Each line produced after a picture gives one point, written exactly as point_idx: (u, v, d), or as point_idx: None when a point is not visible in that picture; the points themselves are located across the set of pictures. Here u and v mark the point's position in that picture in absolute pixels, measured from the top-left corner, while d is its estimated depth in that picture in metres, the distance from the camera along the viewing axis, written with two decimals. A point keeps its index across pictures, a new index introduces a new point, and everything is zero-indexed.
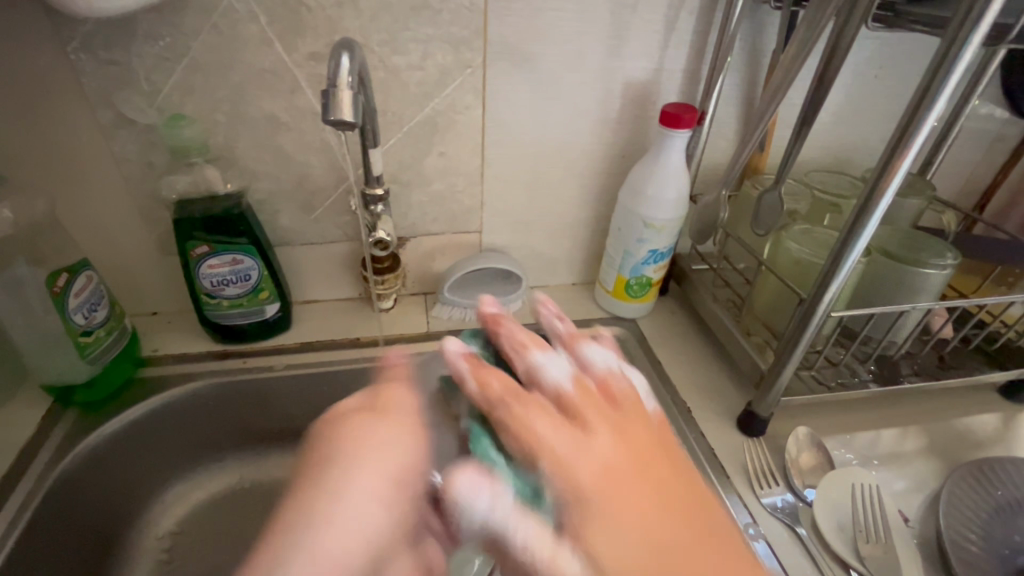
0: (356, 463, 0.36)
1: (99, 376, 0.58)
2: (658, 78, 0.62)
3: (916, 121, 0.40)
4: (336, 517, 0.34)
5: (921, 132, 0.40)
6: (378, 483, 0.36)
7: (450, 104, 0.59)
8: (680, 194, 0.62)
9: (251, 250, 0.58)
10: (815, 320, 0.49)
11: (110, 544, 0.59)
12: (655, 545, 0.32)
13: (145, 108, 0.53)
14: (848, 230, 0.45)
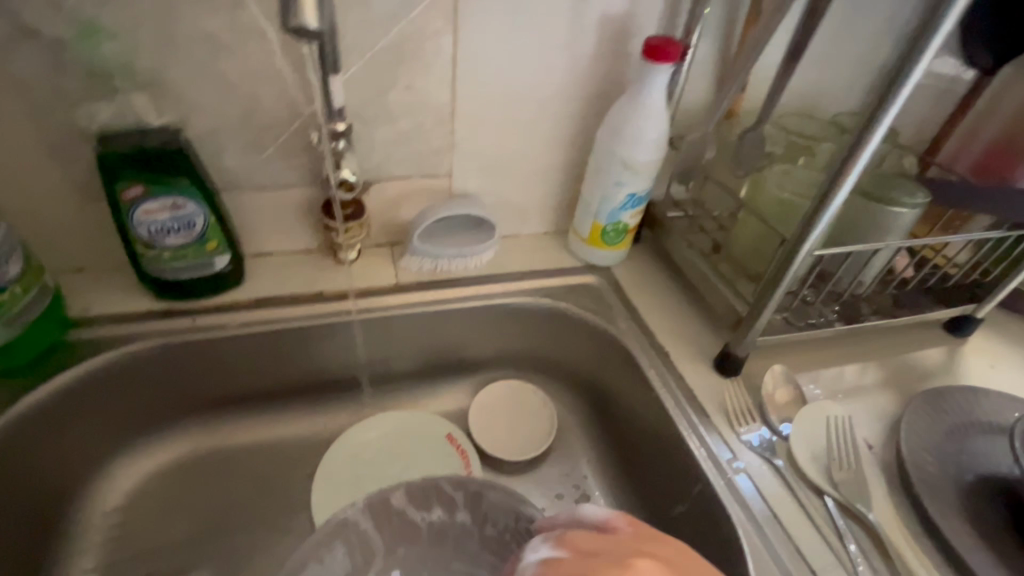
0: None
1: (20, 338, 0.51)
2: (639, 9, 0.58)
3: (917, 51, 0.38)
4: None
5: (921, 62, 0.38)
6: None
7: (416, 29, 0.53)
8: (661, 134, 0.59)
9: (194, 194, 0.51)
10: (797, 261, 0.49)
11: (48, 524, 0.53)
12: None
13: (50, 18, 0.44)
14: (838, 167, 0.44)
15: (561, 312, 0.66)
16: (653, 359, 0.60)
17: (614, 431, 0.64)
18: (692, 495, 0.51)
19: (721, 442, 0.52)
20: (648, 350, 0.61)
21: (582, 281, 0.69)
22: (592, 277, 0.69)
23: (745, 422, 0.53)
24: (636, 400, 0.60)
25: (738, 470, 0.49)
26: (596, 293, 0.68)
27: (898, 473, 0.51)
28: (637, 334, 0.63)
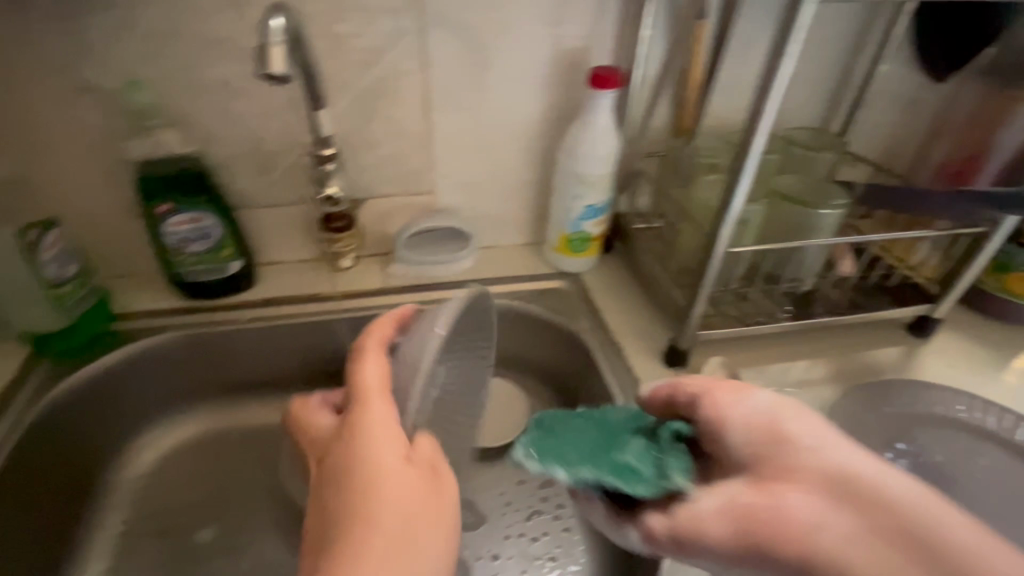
0: None
1: (74, 327, 0.60)
2: (590, 44, 0.67)
3: (772, 72, 0.43)
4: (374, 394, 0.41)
5: (777, 84, 0.43)
6: None
7: (393, 69, 0.63)
8: (610, 151, 0.67)
9: (210, 208, 0.62)
10: (716, 256, 0.54)
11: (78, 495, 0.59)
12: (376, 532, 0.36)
13: (105, 74, 0.55)
14: (730, 175, 0.49)
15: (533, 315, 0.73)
16: (609, 355, 0.65)
17: None
18: None
19: None
20: (605, 346, 0.67)
21: (552, 285, 0.76)
22: (560, 283, 0.77)
23: None
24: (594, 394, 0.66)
25: None
26: (564, 297, 0.76)
27: None
28: (599, 332, 0.69)
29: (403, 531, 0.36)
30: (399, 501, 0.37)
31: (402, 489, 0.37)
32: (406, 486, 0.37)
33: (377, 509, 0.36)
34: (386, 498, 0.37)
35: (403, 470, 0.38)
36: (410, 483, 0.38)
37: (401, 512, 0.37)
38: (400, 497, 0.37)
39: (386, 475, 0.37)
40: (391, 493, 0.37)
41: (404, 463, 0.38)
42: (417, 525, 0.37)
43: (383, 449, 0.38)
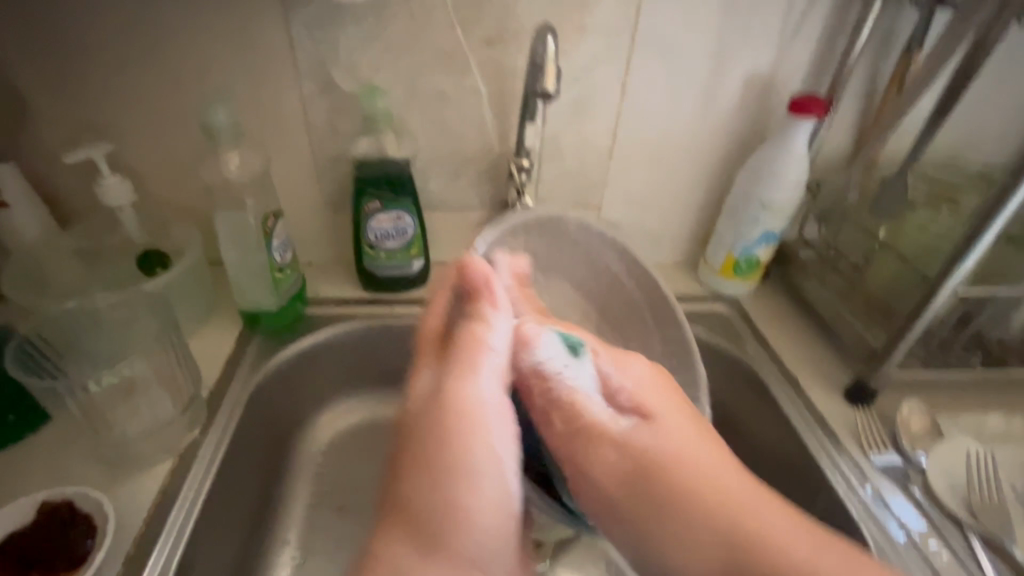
0: (475, 555, 0.35)
1: (282, 308, 0.65)
2: (787, 70, 0.67)
3: None
4: (478, 420, 0.38)
5: None
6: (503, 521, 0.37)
7: (593, 87, 0.65)
8: (801, 177, 0.66)
9: (412, 209, 0.65)
10: (939, 296, 0.52)
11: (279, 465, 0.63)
12: (464, 488, 0.36)
13: (345, 80, 0.61)
14: (984, 212, 0.48)
15: (696, 336, 0.72)
16: (782, 383, 0.64)
17: (738, 449, 0.68)
18: (821, 510, 0.55)
19: (854, 463, 0.55)
20: (778, 375, 0.65)
21: (711, 307, 0.76)
22: (720, 306, 0.76)
23: (876, 446, 0.56)
24: (764, 422, 0.65)
25: (866, 486, 0.53)
26: (725, 322, 0.74)
27: None
28: (768, 359, 0.68)
29: (438, 453, 0.37)
30: (463, 447, 0.37)
31: (454, 430, 0.38)
32: (435, 414, 0.39)
33: (465, 455, 0.37)
34: (468, 448, 0.37)
35: (439, 404, 0.39)
36: (453, 426, 0.38)
37: (436, 457, 0.37)
38: (428, 436, 0.38)
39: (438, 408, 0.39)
40: (422, 427, 0.39)
41: (445, 404, 0.39)
42: (429, 451, 0.37)
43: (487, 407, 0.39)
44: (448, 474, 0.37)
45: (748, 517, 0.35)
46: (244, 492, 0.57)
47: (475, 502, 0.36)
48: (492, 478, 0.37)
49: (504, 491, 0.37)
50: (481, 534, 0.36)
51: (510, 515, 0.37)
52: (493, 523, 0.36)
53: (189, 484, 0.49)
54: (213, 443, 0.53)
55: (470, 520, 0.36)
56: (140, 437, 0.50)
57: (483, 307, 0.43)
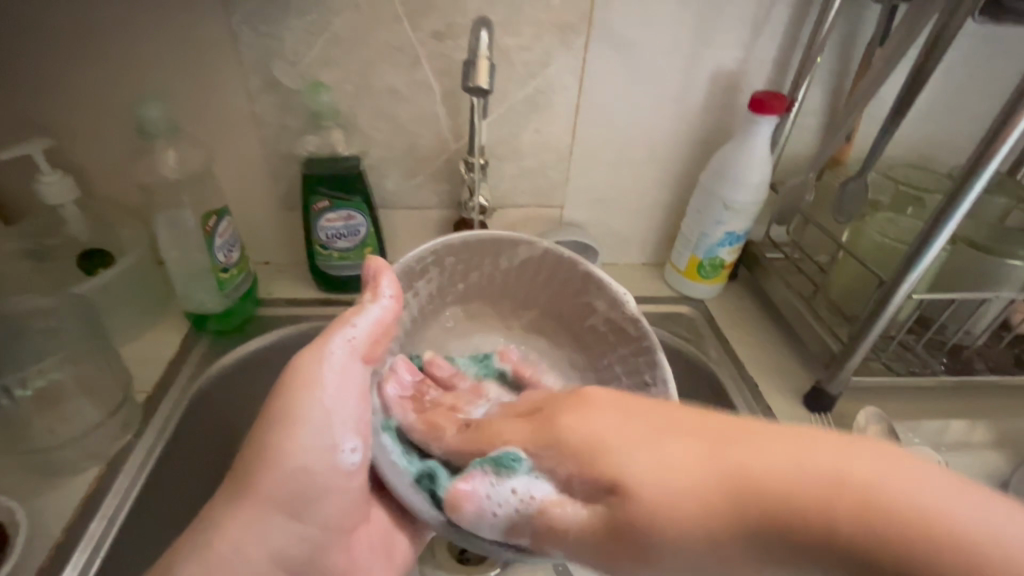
0: (276, 513, 0.42)
1: (229, 310, 0.63)
2: (750, 67, 0.65)
3: None
4: (310, 392, 0.42)
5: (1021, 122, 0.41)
6: (317, 477, 0.42)
7: (550, 83, 0.63)
8: (763, 177, 0.64)
9: (363, 208, 0.63)
10: (893, 303, 0.50)
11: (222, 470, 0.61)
12: (283, 441, 0.42)
13: (290, 76, 0.59)
14: (935, 216, 0.46)
15: (658, 339, 0.70)
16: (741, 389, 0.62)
17: None
18: None
19: None
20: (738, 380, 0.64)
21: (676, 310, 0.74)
22: (686, 308, 0.74)
23: None
24: None
25: None
26: (690, 324, 0.72)
27: None
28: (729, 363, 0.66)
29: (275, 415, 0.42)
30: (300, 402, 0.42)
31: (302, 387, 0.42)
32: (300, 380, 0.43)
33: (302, 407, 0.42)
34: (303, 402, 0.42)
35: (301, 369, 0.43)
36: (299, 383, 0.42)
37: (275, 414, 0.42)
38: (275, 401, 0.43)
39: (304, 373, 0.43)
40: (289, 392, 0.42)
41: (304, 375, 0.43)
42: (274, 408, 0.43)
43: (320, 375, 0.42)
44: (289, 425, 0.42)
45: (743, 455, 0.28)
46: (181, 502, 0.55)
47: (295, 455, 0.42)
48: (308, 445, 0.42)
49: (324, 444, 0.42)
50: (293, 481, 0.42)
51: (325, 464, 0.42)
52: (314, 471, 0.42)
53: (115, 492, 0.48)
54: (144, 450, 0.51)
55: (285, 466, 0.41)
56: (64, 443, 0.48)
57: (365, 296, 0.45)
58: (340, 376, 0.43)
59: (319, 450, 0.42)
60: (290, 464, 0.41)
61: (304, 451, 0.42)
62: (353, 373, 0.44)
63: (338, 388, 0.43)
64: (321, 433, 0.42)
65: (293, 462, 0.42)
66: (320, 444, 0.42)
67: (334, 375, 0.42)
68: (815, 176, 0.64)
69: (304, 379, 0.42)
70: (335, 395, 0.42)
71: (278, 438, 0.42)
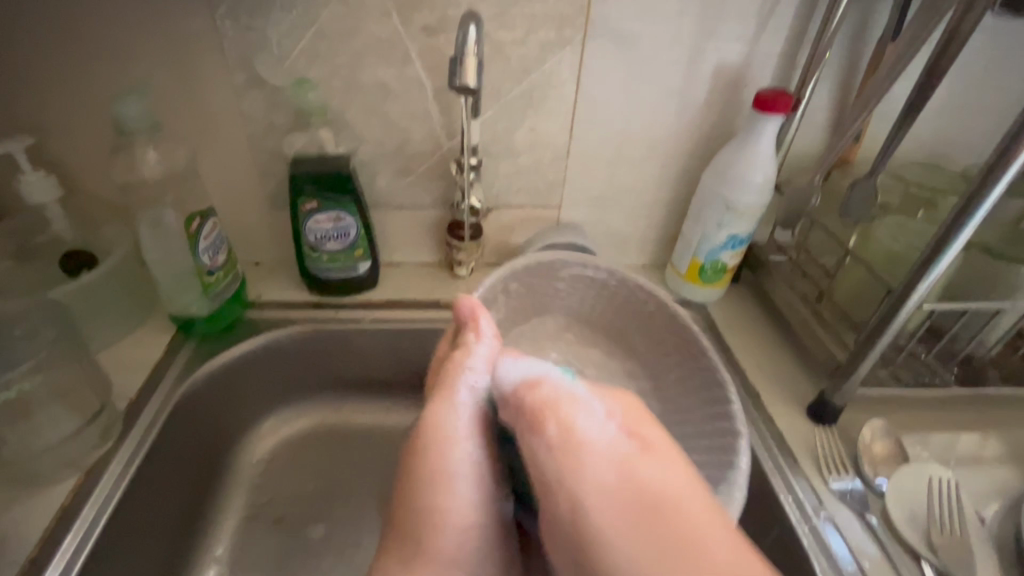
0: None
1: (215, 312, 0.61)
2: (755, 62, 0.62)
3: None
4: (453, 440, 0.38)
5: None
6: (480, 532, 0.36)
7: (547, 79, 0.61)
8: (768, 177, 0.62)
9: (353, 209, 0.61)
10: (904, 312, 0.48)
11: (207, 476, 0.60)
12: (427, 489, 0.37)
13: (276, 72, 0.57)
14: (950, 221, 0.44)
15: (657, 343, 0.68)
16: (742, 397, 0.60)
17: None
18: (773, 538, 0.51)
19: (809, 489, 0.51)
20: (739, 387, 0.61)
21: None
22: (686, 312, 0.72)
23: (835, 470, 0.52)
24: None
25: (822, 515, 0.49)
26: None
27: (1013, 552, 0.47)
28: (730, 370, 0.64)
29: (435, 472, 0.37)
30: (437, 450, 0.38)
31: (449, 434, 0.38)
32: (458, 424, 0.39)
33: (439, 452, 0.38)
34: (433, 447, 0.38)
35: (433, 415, 0.39)
36: (445, 435, 0.38)
37: (439, 465, 0.37)
38: (431, 446, 0.38)
39: (433, 419, 0.39)
40: (435, 437, 0.38)
41: (444, 424, 0.39)
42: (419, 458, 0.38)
43: (454, 420, 0.39)
44: (434, 479, 0.37)
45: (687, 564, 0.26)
46: (163, 511, 0.53)
47: (451, 503, 0.36)
48: (469, 492, 0.37)
49: (475, 496, 0.37)
50: (458, 537, 0.36)
51: (492, 520, 0.37)
52: (467, 524, 0.36)
53: (92, 503, 0.47)
54: (124, 458, 0.50)
55: (447, 518, 0.36)
56: (40, 451, 0.48)
57: (467, 337, 0.43)
58: (488, 418, 0.39)
59: (478, 499, 0.37)
60: (458, 517, 0.36)
61: (461, 501, 0.37)
62: (474, 415, 0.39)
63: (465, 422, 0.39)
64: (467, 475, 0.37)
65: (449, 515, 0.36)
66: (470, 491, 0.37)
67: (480, 412, 0.39)
68: (821, 178, 0.62)
69: (436, 424, 0.39)
70: (459, 431, 0.39)
71: (421, 488, 0.37)
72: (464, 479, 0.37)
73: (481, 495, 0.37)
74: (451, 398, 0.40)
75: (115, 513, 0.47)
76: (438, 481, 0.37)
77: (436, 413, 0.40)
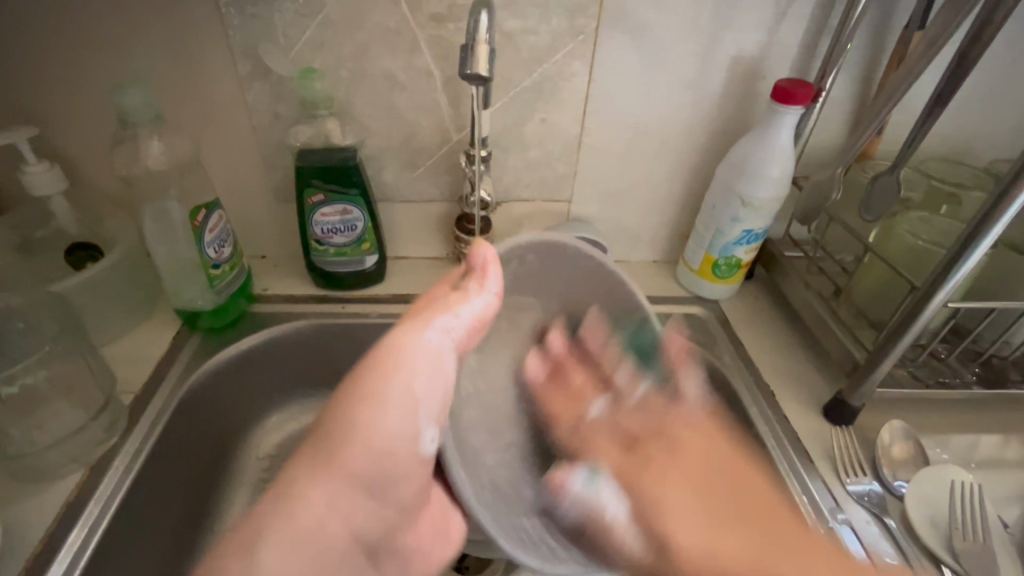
0: (343, 498, 0.36)
1: (221, 306, 0.61)
2: (773, 52, 0.60)
3: None
4: (402, 370, 0.38)
5: None
6: (391, 459, 0.37)
7: (558, 70, 0.59)
8: (785, 171, 0.60)
9: (360, 202, 0.60)
10: (927, 312, 0.46)
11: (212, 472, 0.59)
12: (372, 415, 0.37)
13: (282, 62, 0.56)
14: (979, 219, 0.42)
15: None
16: (756, 397, 0.59)
17: None
18: None
19: (825, 491, 0.50)
20: (752, 386, 0.60)
21: (687, 310, 0.70)
22: (698, 309, 0.70)
23: (853, 472, 0.51)
24: None
25: (839, 519, 0.48)
26: (702, 326, 0.69)
27: None
28: (743, 368, 0.62)
29: (361, 391, 0.37)
30: (388, 379, 0.37)
31: (389, 365, 0.38)
32: (404, 361, 0.38)
33: (387, 380, 0.37)
34: (389, 377, 0.37)
35: (395, 344, 0.39)
36: (383, 362, 0.38)
37: (370, 387, 0.37)
38: (375, 371, 0.38)
39: (401, 349, 0.38)
40: (380, 366, 0.38)
41: (416, 359, 0.38)
42: (374, 387, 0.37)
43: (416, 359, 0.38)
44: (367, 401, 0.37)
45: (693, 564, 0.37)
46: (169, 507, 0.53)
47: (379, 428, 0.37)
48: (397, 421, 0.37)
49: (409, 424, 0.37)
50: (367, 458, 0.36)
51: (404, 453, 0.37)
52: (388, 450, 0.37)
53: (97, 499, 0.46)
54: (129, 453, 0.50)
55: (366, 441, 0.36)
56: (43, 448, 0.47)
57: (468, 282, 0.42)
58: (421, 352, 0.38)
59: (397, 429, 0.37)
60: (375, 444, 0.36)
61: (388, 429, 0.37)
62: (439, 351, 0.39)
63: (423, 359, 0.38)
64: (401, 405, 0.37)
65: (372, 440, 0.36)
66: (399, 420, 0.37)
67: (428, 349, 0.39)
68: (842, 170, 0.59)
69: (393, 353, 0.38)
70: (416, 366, 0.38)
71: (350, 412, 0.37)
72: (359, 399, 0.37)
73: (415, 430, 0.37)
74: (416, 334, 0.39)
75: (121, 509, 0.47)
76: (394, 408, 0.37)
77: (400, 342, 0.39)
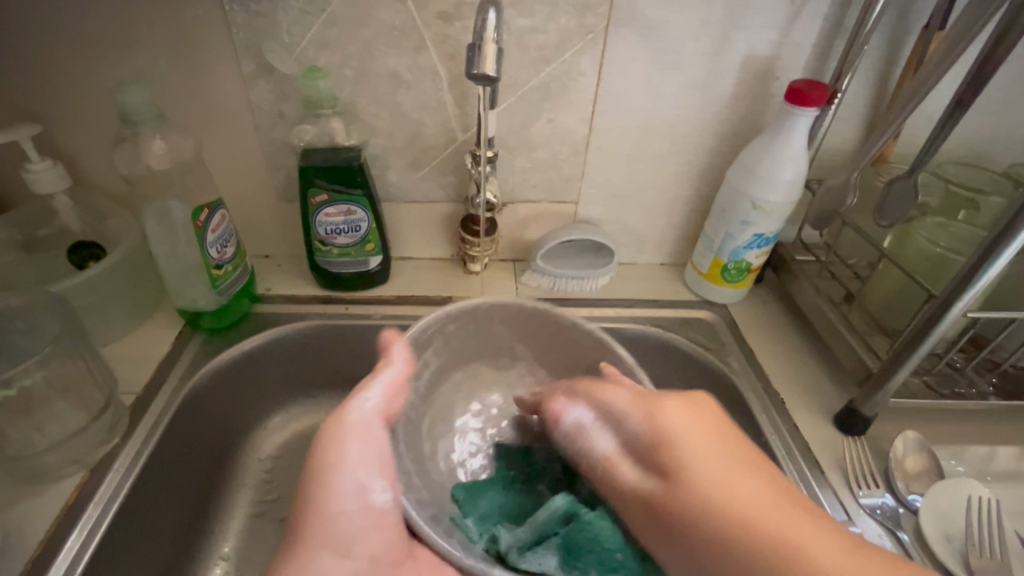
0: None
1: (223, 307, 0.60)
2: (787, 52, 0.59)
3: None
4: (343, 450, 0.38)
5: None
6: (362, 535, 0.37)
7: (566, 70, 0.58)
8: (798, 175, 0.59)
9: (364, 203, 0.59)
10: (945, 322, 0.45)
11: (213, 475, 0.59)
12: (326, 498, 0.37)
13: (285, 60, 0.55)
14: (1002, 228, 0.40)
15: (676, 345, 0.65)
16: (766, 405, 0.58)
17: None
18: None
19: (837, 503, 0.49)
20: (761, 393, 0.59)
21: (695, 314, 0.69)
22: (706, 313, 0.69)
23: (865, 484, 0.50)
24: None
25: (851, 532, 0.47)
26: (710, 330, 0.67)
27: None
28: (752, 375, 0.61)
29: (312, 481, 0.37)
30: (335, 460, 0.38)
31: (330, 448, 0.38)
32: (346, 442, 0.38)
33: (336, 460, 0.38)
34: (336, 459, 0.38)
35: (332, 430, 0.39)
36: (326, 446, 0.38)
37: (320, 475, 0.38)
38: (320, 460, 0.38)
39: (337, 432, 0.39)
40: (324, 452, 0.38)
41: (356, 438, 0.39)
42: (323, 472, 0.38)
43: (353, 437, 0.39)
44: (319, 487, 0.37)
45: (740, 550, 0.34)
46: (170, 510, 0.53)
47: (337, 511, 0.37)
48: (353, 497, 0.37)
49: (364, 501, 0.38)
50: (337, 541, 0.37)
51: (368, 523, 0.38)
52: (354, 529, 0.37)
53: (97, 503, 0.46)
54: (129, 456, 0.49)
55: (330, 525, 0.36)
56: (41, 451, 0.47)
57: (381, 361, 0.43)
58: (362, 429, 0.39)
59: (356, 505, 0.37)
60: (337, 526, 0.37)
61: (346, 509, 0.37)
62: (375, 424, 0.40)
63: (363, 435, 0.39)
64: (355, 480, 0.38)
65: (335, 523, 0.37)
66: (354, 498, 0.37)
67: (363, 423, 0.40)
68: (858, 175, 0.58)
69: (335, 438, 0.38)
70: (360, 440, 0.39)
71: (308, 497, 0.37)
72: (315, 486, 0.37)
73: (374, 502, 0.38)
74: (343, 417, 0.39)
75: (120, 513, 0.47)
76: (345, 487, 0.37)
77: (339, 427, 0.39)
